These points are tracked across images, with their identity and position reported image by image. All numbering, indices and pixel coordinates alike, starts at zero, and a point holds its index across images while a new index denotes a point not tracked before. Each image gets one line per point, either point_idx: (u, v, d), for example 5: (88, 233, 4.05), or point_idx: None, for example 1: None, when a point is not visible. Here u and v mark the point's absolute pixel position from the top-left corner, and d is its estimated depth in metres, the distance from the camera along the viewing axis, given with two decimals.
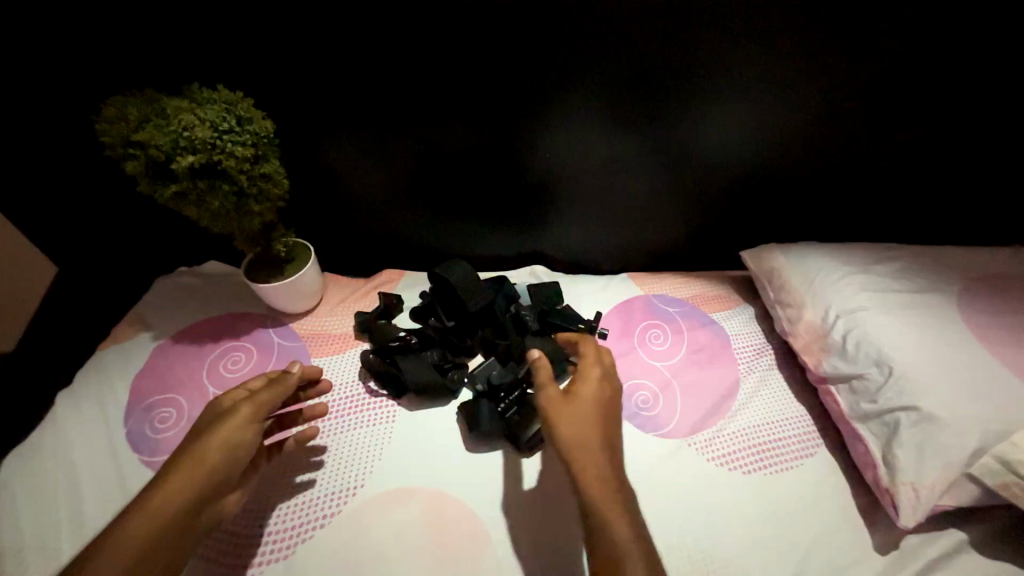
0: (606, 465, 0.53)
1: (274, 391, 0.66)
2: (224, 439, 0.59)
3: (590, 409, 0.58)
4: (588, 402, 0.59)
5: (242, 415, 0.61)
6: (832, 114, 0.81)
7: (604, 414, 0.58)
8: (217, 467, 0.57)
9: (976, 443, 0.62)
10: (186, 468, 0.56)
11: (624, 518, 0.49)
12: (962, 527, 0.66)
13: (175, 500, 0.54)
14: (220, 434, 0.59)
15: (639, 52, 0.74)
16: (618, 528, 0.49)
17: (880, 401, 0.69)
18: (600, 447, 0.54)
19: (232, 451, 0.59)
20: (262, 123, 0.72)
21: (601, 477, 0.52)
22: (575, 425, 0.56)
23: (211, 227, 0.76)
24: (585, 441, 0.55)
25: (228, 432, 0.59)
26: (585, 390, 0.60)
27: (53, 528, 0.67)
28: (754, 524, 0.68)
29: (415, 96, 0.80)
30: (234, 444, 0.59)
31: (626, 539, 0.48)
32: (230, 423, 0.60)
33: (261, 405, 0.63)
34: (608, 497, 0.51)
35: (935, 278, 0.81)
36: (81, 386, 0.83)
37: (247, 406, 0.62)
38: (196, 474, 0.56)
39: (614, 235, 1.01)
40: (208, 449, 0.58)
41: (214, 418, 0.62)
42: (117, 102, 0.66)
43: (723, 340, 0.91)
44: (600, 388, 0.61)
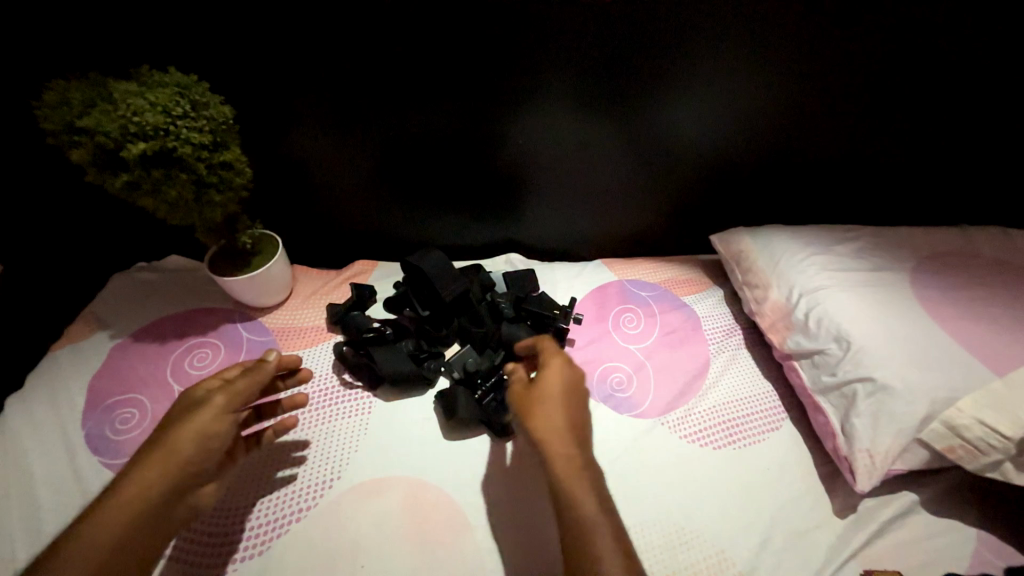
0: (573, 448, 0.54)
1: (250, 381, 0.62)
2: (196, 433, 0.56)
3: (556, 393, 0.59)
4: (554, 386, 0.60)
5: (214, 407, 0.57)
6: (793, 100, 0.83)
7: (570, 397, 0.59)
8: (189, 460, 0.55)
9: (926, 410, 0.66)
10: (156, 462, 0.53)
11: (592, 497, 0.50)
12: (913, 489, 0.70)
13: (145, 497, 0.52)
14: (192, 426, 0.56)
15: (606, 39, 0.74)
16: (588, 507, 0.49)
17: (839, 374, 0.72)
18: (567, 430, 0.55)
19: (204, 444, 0.56)
20: (220, 108, 0.69)
21: (569, 458, 0.53)
22: (540, 410, 0.57)
23: (170, 219, 0.72)
24: (553, 425, 0.55)
25: (199, 425, 0.56)
26: (550, 376, 0.61)
27: (8, 538, 0.64)
28: (725, 496, 0.71)
29: (381, 83, 0.78)
30: (208, 438, 0.56)
31: (595, 517, 0.49)
32: (201, 415, 0.56)
33: (236, 396, 0.60)
34: (576, 477, 0.51)
35: (890, 257, 0.85)
36: (34, 390, 0.78)
37: (221, 398, 0.58)
38: (166, 469, 0.53)
39: (587, 222, 1.02)
40: (180, 443, 0.55)
41: (185, 408, 0.58)
42: (59, 86, 0.62)
43: (694, 322, 0.93)
44: (566, 374, 0.62)
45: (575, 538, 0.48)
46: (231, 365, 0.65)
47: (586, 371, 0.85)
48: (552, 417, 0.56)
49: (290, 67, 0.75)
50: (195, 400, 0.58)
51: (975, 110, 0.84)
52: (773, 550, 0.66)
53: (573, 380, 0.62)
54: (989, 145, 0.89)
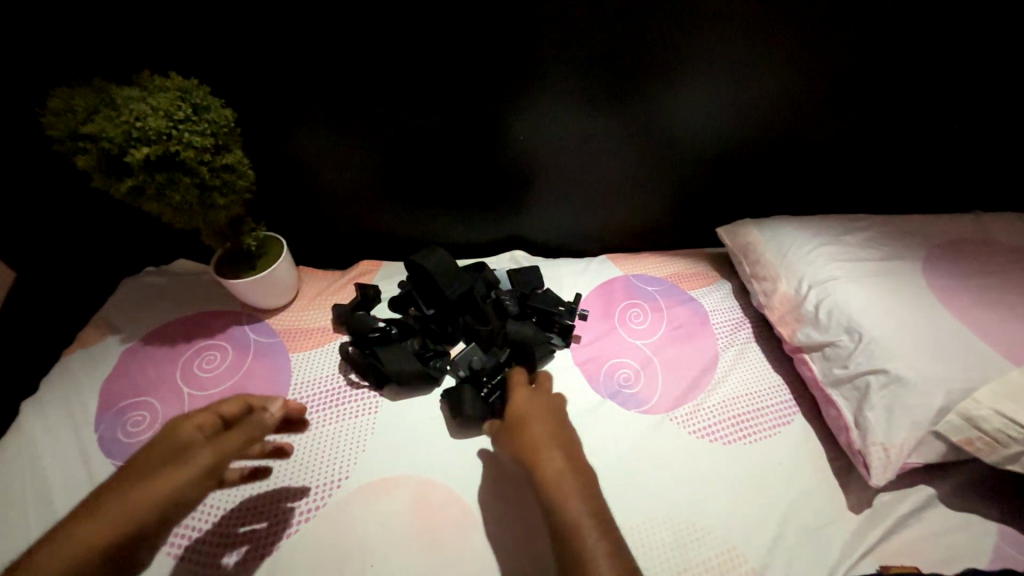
0: (556, 457, 0.55)
1: (245, 434, 0.55)
2: (168, 493, 0.49)
3: (535, 413, 0.61)
4: (533, 409, 0.62)
5: (200, 464, 0.51)
6: (799, 88, 0.82)
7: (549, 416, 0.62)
8: (155, 518, 0.48)
9: (942, 402, 0.65)
10: (117, 516, 0.47)
11: (580, 498, 0.50)
12: (930, 483, 0.69)
13: (95, 551, 0.45)
14: (167, 485, 0.49)
15: (607, 31, 0.73)
16: (577, 509, 0.49)
17: (851, 366, 0.71)
18: (549, 444, 0.57)
19: (173, 509, 0.49)
20: (221, 111, 0.69)
21: (553, 467, 0.54)
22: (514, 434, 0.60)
23: (174, 222, 0.73)
24: (535, 441, 0.57)
25: (178, 480, 0.50)
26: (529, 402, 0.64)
27: (23, 543, 0.65)
28: (736, 492, 0.70)
29: (381, 83, 0.78)
30: (179, 502, 0.49)
31: (585, 519, 0.49)
32: (180, 474, 0.50)
33: (222, 458, 0.53)
34: (563, 483, 0.52)
35: (902, 246, 0.83)
36: (47, 395, 0.79)
37: (209, 453, 0.52)
38: (127, 521, 0.47)
39: (592, 217, 1.01)
40: (150, 494, 0.48)
41: (167, 455, 0.52)
42: (63, 93, 0.63)
43: (702, 316, 0.92)
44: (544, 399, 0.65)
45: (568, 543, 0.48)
46: (230, 399, 0.59)
47: (593, 367, 0.85)
48: (532, 436, 0.58)
49: (291, 67, 0.75)
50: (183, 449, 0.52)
51: (990, 93, 0.82)
52: (786, 545, 0.65)
53: (551, 404, 0.64)
54: (1004, 129, 0.86)
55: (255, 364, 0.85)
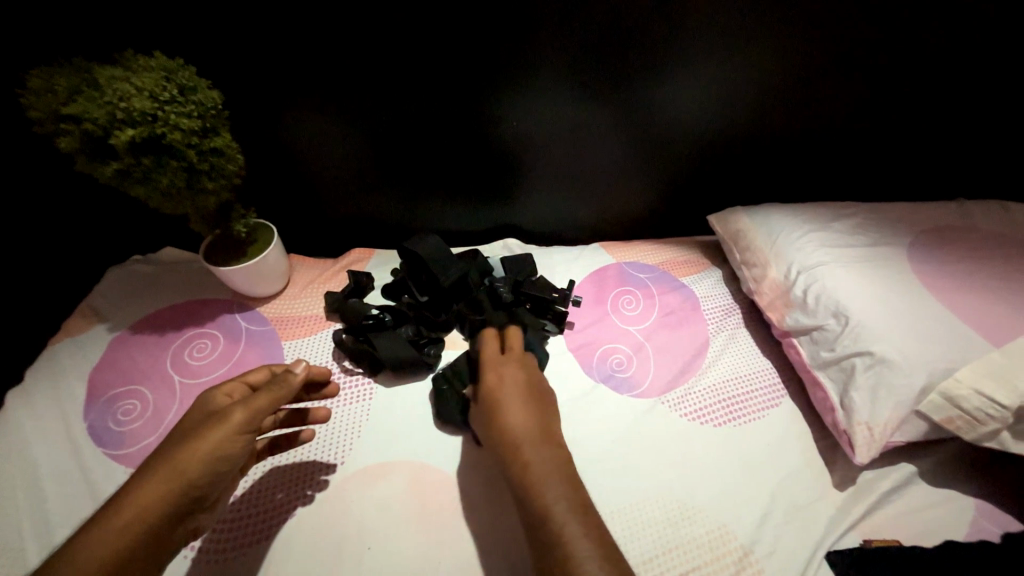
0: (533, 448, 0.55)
1: (273, 394, 0.56)
2: (209, 451, 0.51)
3: (511, 396, 0.60)
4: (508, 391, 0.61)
5: (234, 421, 0.53)
6: (791, 75, 0.82)
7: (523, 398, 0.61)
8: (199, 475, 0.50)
9: (924, 382, 0.66)
10: (165, 476, 0.49)
11: (560, 489, 0.51)
12: (912, 461, 0.71)
13: (147, 513, 0.47)
14: (205, 443, 0.51)
15: (600, 18, 0.73)
16: (555, 501, 0.50)
17: (838, 349, 0.73)
18: (525, 433, 0.56)
19: (218, 464, 0.51)
20: (208, 93, 0.68)
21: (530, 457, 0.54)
22: (495, 421, 0.59)
23: (162, 208, 0.71)
24: (510, 431, 0.57)
25: (216, 438, 0.51)
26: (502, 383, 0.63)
27: (16, 533, 0.64)
28: (725, 471, 0.71)
29: (372, 67, 0.77)
30: (222, 456, 0.51)
31: (562, 506, 0.49)
32: (217, 432, 0.52)
33: (255, 413, 0.54)
34: (541, 475, 0.52)
35: (888, 232, 0.85)
36: (35, 383, 0.78)
37: (241, 410, 0.53)
38: (174, 486, 0.49)
39: (585, 204, 1.01)
40: (189, 455, 0.50)
41: (204, 419, 0.54)
42: (42, 72, 0.61)
43: (692, 302, 0.93)
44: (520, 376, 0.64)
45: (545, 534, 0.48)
46: (258, 368, 0.62)
47: (586, 353, 0.85)
48: (507, 424, 0.58)
49: (279, 51, 0.74)
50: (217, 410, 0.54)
51: (975, 81, 0.83)
52: (774, 522, 0.67)
53: (526, 383, 0.63)
54: (984, 118, 0.88)
55: (247, 352, 0.84)
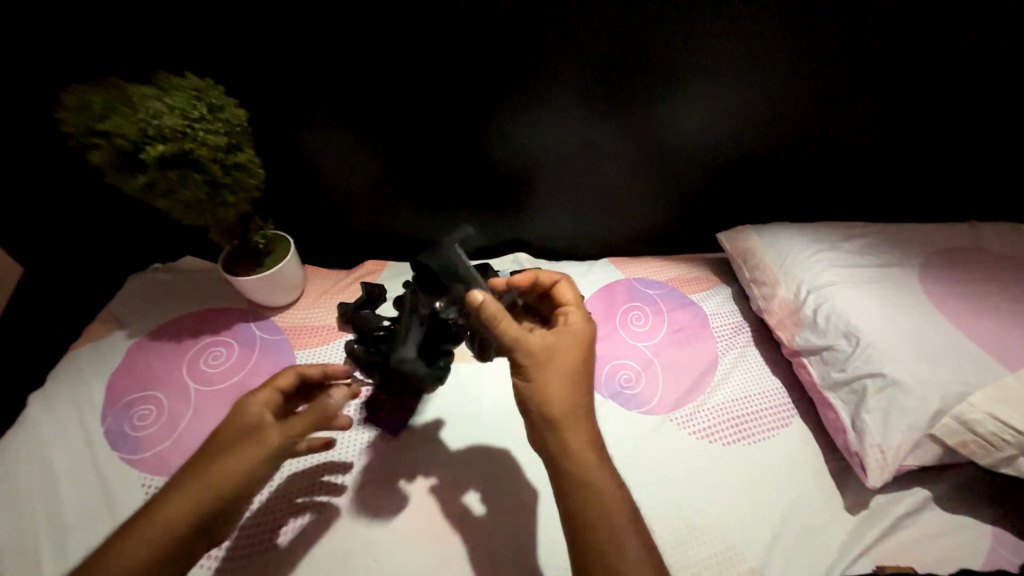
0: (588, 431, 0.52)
1: (308, 418, 0.57)
2: (241, 472, 0.51)
3: (579, 365, 0.55)
4: (573, 358, 0.55)
5: (269, 443, 0.54)
6: (799, 97, 0.84)
7: (585, 367, 0.55)
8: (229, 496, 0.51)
9: (937, 405, 0.66)
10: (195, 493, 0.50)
11: (610, 480, 0.50)
12: (926, 486, 0.70)
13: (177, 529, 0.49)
14: (238, 462, 0.52)
15: (611, 43, 0.76)
16: (608, 496, 0.49)
17: (848, 369, 0.72)
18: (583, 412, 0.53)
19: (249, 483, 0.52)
20: (234, 111, 0.71)
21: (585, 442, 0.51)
22: (561, 384, 0.53)
23: (184, 220, 0.74)
24: (569, 405, 0.52)
25: (249, 460, 0.52)
26: (568, 348, 0.56)
27: (32, 537, 0.65)
28: (735, 491, 0.71)
29: (390, 87, 0.80)
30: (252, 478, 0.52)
31: (617, 503, 0.49)
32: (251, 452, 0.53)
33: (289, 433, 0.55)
34: (596, 465, 0.51)
35: (899, 253, 0.85)
36: (55, 387, 0.80)
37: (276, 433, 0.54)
38: (205, 503, 0.50)
39: (594, 221, 1.03)
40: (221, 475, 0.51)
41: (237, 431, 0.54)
42: (78, 90, 0.64)
43: (701, 319, 0.93)
44: (586, 342, 0.57)
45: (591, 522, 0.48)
46: (287, 373, 0.62)
47: (594, 369, 0.86)
48: (568, 395, 0.52)
49: (303, 71, 0.77)
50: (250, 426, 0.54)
51: (982, 104, 0.84)
52: (784, 545, 0.66)
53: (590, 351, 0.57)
54: (993, 140, 0.89)
55: (261, 361, 0.85)
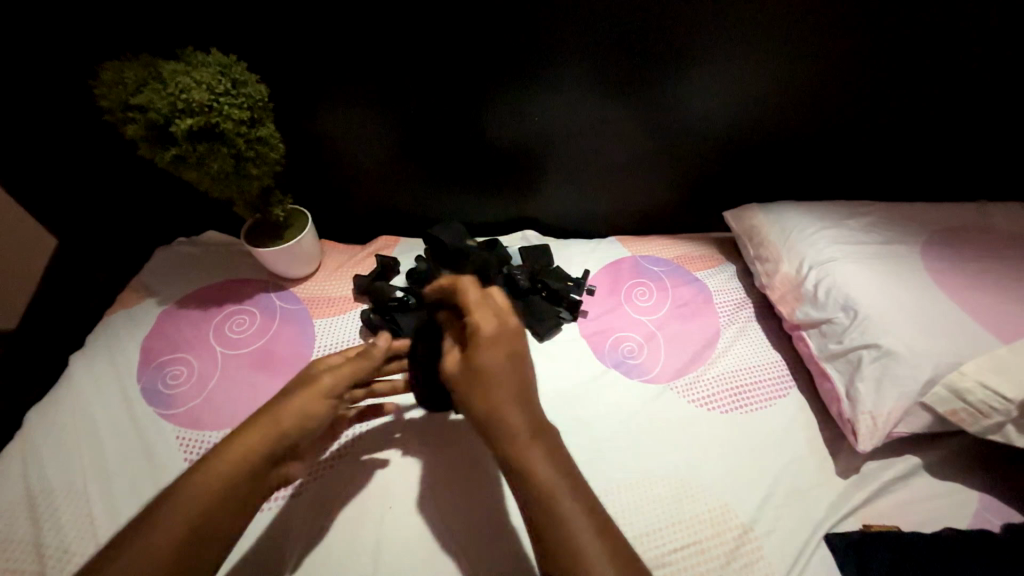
0: (524, 419, 0.50)
1: (358, 365, 0.64)
2: (301, 409, 0.58)
3: (484, 359, 0.53)
4: (482, 349, 0.53)
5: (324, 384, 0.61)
6: (809, 75, 0.84)
7: (499, 360, 0.53)
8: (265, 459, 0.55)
9: (929, 375, 0.68)
10: (264, 429, 0.56)
11: (551, 470, 0.47)
12: (917, 454, 0.73)
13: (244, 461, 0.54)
14: (299, 403, 0.59)
15: (622, 21, 0.77)
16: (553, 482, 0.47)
17: (845, 341, 0.75)
18: (511, 402, 0.50)
19: (308, 420, 0.59)
20: (257, 86, 0.74)
21: (511, 430, 0.49)
22: (473, 385, 0.52)
23: (211, 191, 0.77)
24: (485, 400, 0.50)
25: (292, 426, 0.57)
26: (489, 346, 0.54)
27: (81, 480, 0.71)
28: (730, 456, 0.74)
29: (404, 65, 0.82)
30: (310, 414, 0.59)
31: (554, 482, 0.46)
32: (308, 393, 0.59)
33: (341, 378, 0.62)
34: (524, 451, 0.48)
35: (904, 231, 0.86)
36: (93, 347, 0.86)
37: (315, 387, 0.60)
38: (267, 438, 0.56)
39: (600, 199, 1.05)
40: (257, 439, 0.55)
41: (299, 381, 0.61)
42: (114, 67, 0.67)
43: (705, 296, 0.95)
44: (498, 333, 0.55)
45: (539, 512, 0.46)
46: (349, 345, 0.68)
47: (598, 340, 0.89)
48: (481, 387, 0.52)
49: (321, 49, 0.80)
50: (309, 375, 0.61)
51: (998, 81, 0.83)
52: (775, 504, 0.70)
53: (506, 340, 0.55)
54: (1018, 114, 0.87)
55: (282, 328, 0.90)
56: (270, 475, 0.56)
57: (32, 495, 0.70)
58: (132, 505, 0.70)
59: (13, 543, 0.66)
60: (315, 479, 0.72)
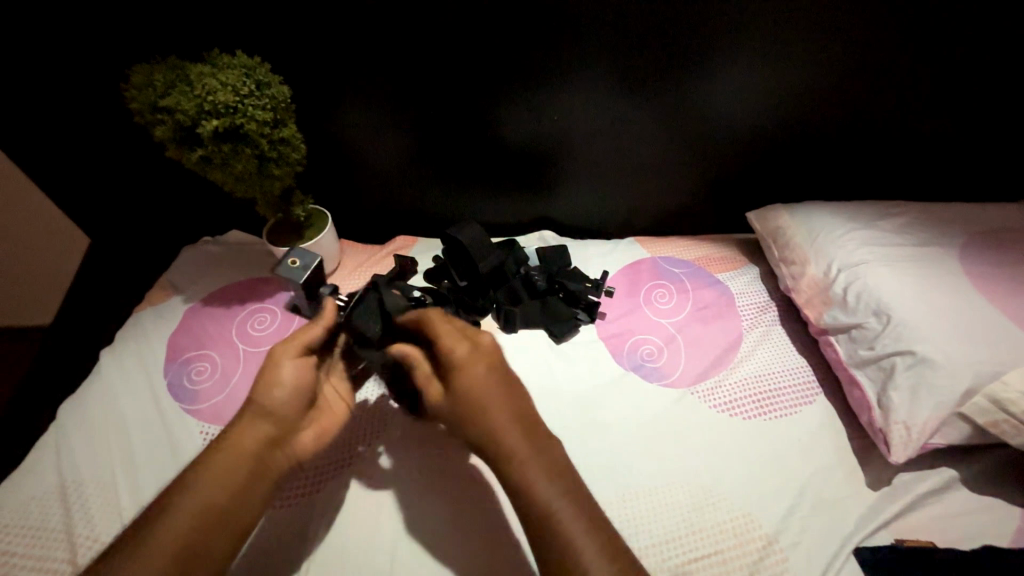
0: (517, 443, 0.53)
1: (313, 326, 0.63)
2: (274, 385, 0.58)
3: (466, 392, 0.55)
4: (462, 382, 0.56)
5: (283, 353, 0.60)
6: (840, 71, 0.81)
7: (481, 390, 0.55)
8: (260, 450, 0.56)
9: (969, 384, 0.65)
10: (250, 418, 0.57)
11: (550, 488, 0.51)
12: (954, 467, 0.70)
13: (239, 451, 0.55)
14: (268, 381, 0.58)
15: (645, 18, 0.75)
16: (555, 500, 0.50)
17: (877, 348, 0.72)
18: (504, 431, 0.53)
19: (283, 390, 0.58)
20: (280, 88, 0.75)
21: (510, 454, 0.53)
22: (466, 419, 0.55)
23: (235, 192, 0.79)
24: (480, 432, 0.54)
25: (273, 404, 0.58)
26: (467, 375, 0.56)
27: (110, 471, 0.73)
28: (754, 464, 0.72)
29: (424, 65, 0.82)
30: (285, 387, 0.58)
31: (565, 510, 0.50)
32: (275, 369, 0.59)
33: (301, 342, 0.61)
34: (523, 472, 0.52)
35: (941, 232, 0.82)
36: (122, 343, 0.89)
37: (278, 360, 0.59)
38: (257, 425, 0.57)
39: (620, 199, 1.03)
40: (244, 429, 0.57)
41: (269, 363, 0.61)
42: (143, 70, 0.69)
43: (728, 298, 0.93)
44: (471, 362, 0.57)
45: (541, 527, 0.50)
46: None
47: (617, 342, 0.87)
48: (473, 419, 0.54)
49: (344, 50, 0.80)
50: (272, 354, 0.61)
51: None
52: (801, 514, 0.67)
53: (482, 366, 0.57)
54: None
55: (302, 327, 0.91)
56: (268, 456, 0.57)
57: (64, 485, 0.72)
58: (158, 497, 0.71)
59: (47, 531, 0.68)
60: (333, 477, 0.72)
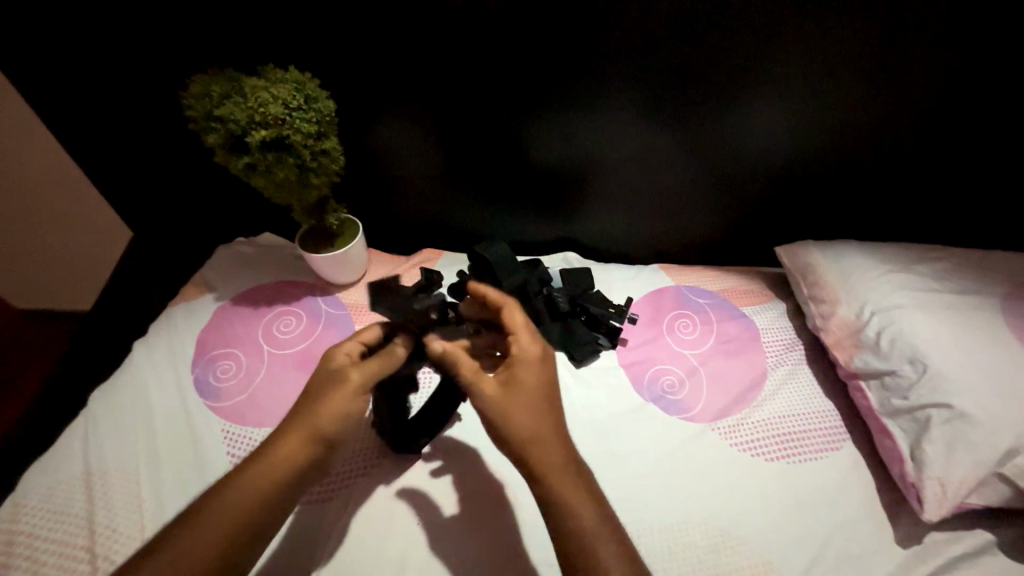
0: (562, 457, 0.53)
1: (384, 362, 0.61)
2: (336, 412, 0.57)
3: (530, 390, 0.55)
4: (529, 376, 0.56)
5: (352, 385, 0.58)
6: (878, 111, 0.81)
7: (544, 394, 0.56)
8: (306, 469, 0.57)
9: (1010, 444, 0.62)
10: (301, 435, 0.56)
11: (590, 511, 0.50)
12: (991, 529, 0.66)
13: (285, 467, 0.55)
14: (330, 407, 0.57)
15: (683, 52, 0.77)
16: (590, 524, 0.49)
17: (911, 398, 0.69)
18: (556, 441, 0.53)
19: (341, 422, 0.58)
20: (327, 102, 0.78)
21: (559, 465, 0.52)
22: (520, 418, 0.54)
23: (274, 198, 0.82)
24: (533, 433, 0.53)
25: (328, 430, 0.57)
26: (533, 372, 0.57)
27: (134, 463, 0.75)
28: (776, 509, 0.69)
29: (464, 86, 0.84)
30: (346, 417, 0.58)
31: (599, 528, 0.49)
32: (338, 396, 0.58)
33: (370, 377, 0.60)
34: (569, 487, 0.51)
35: (982, 281, 0.79)
36: (155, 337, 0.92)
37: (344, 391, 0.58)
38: (308, 446, 0.56)
39: (646, 225, 1.03)
40: (296, 446, 0.56)
41: (326, 380, 0.59)
42: (201, 80, 0.73)
43: (754, 333, 0.91)
44: (539, 364, 0.58)
45: (576, 549, 0.48)
46: (370, 329, 0.65)
47: (637, 371, 0.86)
48: (530, 421, 0.54)
49: (388, 69, 0.84)
50: (334, 375, 0.59)
51: None
52: (824, 567, 0.65)
53: (544, 372, 0.58)
54: None
55: (325, 332, 0.93)
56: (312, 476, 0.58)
57: (91, 473, 0.74)
58: (177, 492, 0.73)
59: (70, 517, 0.70)
60: (347, 487, 0.73)
